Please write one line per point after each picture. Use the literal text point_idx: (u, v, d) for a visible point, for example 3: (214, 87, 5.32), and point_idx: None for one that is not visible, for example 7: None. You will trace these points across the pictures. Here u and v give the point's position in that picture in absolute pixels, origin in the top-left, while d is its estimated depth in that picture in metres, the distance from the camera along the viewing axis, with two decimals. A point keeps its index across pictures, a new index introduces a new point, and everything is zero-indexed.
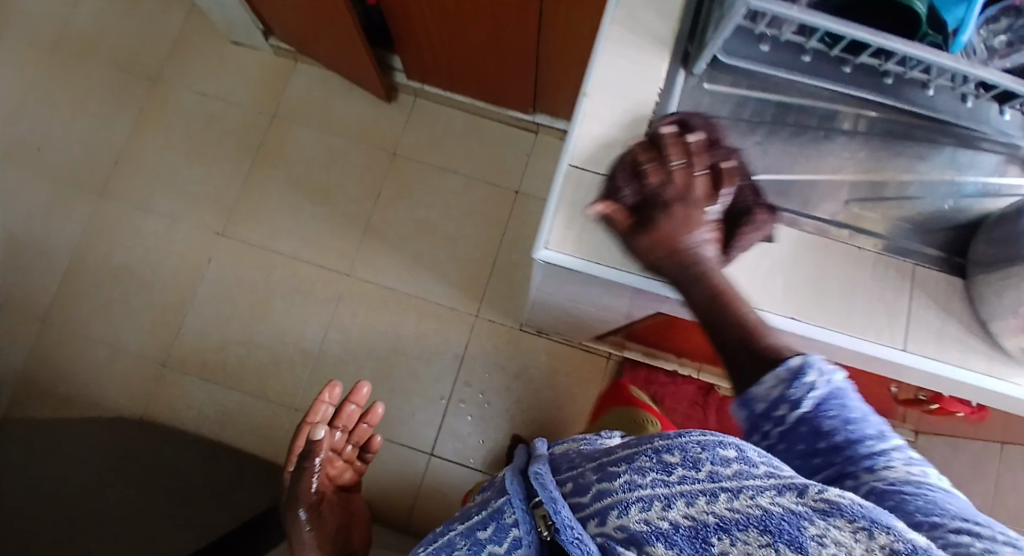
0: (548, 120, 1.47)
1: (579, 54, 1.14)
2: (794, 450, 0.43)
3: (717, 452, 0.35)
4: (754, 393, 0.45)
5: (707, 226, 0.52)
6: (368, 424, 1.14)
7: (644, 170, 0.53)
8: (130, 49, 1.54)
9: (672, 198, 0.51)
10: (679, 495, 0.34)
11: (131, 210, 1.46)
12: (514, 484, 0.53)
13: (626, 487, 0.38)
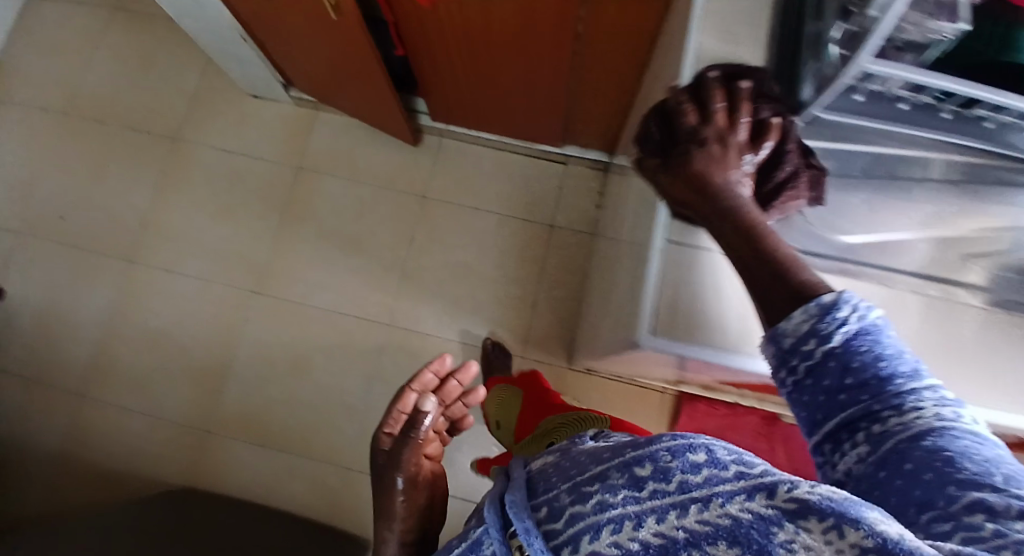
0: (579, 151, 1.46)
1: (613, 90, 1.15)
2: (819, 385, 0.42)
3: (690, 453, 0.35)
4: (783, 328, 0.44)
5: (744, 171, 0.51)
6: (468, 405, 0.88)
7: (684, 109, 0.53)
8: (147, 109, 1.52)
9: (709, 134, 0.51)
10: (648, 512, 0.33)
11: (162, 274, 1.44)
12: (489, 515, 0.46)
13: (598, 508, 0.36)
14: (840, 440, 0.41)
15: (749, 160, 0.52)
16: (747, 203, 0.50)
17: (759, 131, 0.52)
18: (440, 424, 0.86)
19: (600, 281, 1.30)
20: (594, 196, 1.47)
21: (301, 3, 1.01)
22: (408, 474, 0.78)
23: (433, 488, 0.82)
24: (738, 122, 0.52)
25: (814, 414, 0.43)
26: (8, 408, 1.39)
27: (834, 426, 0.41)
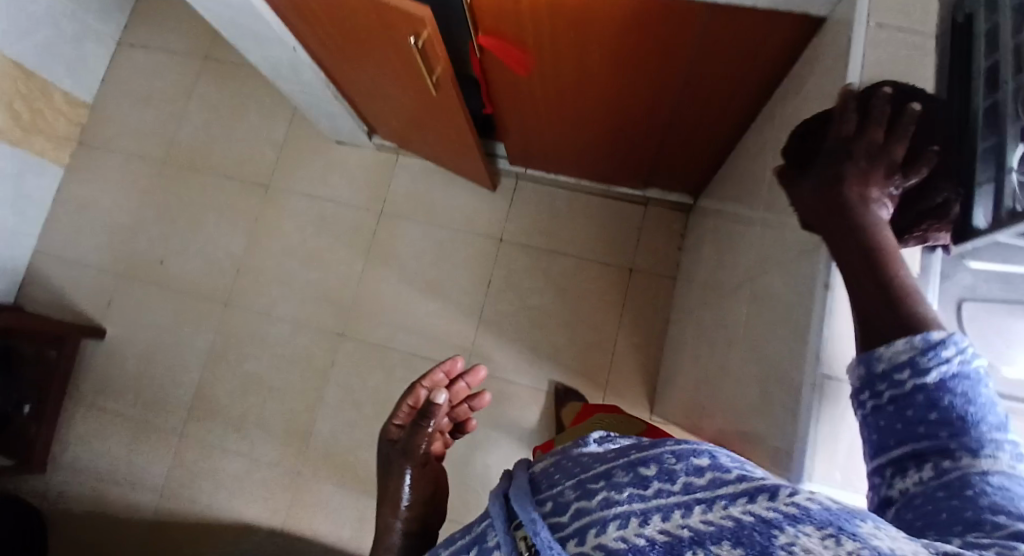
0: (662, 193, 1.42)
1: (707, 142, 1.11)
2: (900, 414, 0.39)
3: (693, 458, 0.32)
4: (879, 352, 0.41)
5: (887, 194, 0.47)
6: (472, 409, 0.94)
7: (843, 120, 0.51)
8: (240, 159, 1.62)
9: (857, 153, 0.48)
10: (654, 510, 0.30)
11: (255, 318, 1.52)
12: (494, 508, 0.44)
13: (602, 505, 0.33)
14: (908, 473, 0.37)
15: (897, 186, 0.48)
16: (880, 227, 0.46)
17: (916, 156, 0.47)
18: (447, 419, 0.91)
19: (679, 330, 1.26)
20: (676, 238, 1.44)
21: (404, 72, 1.02)
22: (418, 461, 0.79)
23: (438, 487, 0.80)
24: (892, 147, 0.47)
25: (886, 439, 0.39)
26: (122, 445, 1.50)
27: (902, 455, 0.38)
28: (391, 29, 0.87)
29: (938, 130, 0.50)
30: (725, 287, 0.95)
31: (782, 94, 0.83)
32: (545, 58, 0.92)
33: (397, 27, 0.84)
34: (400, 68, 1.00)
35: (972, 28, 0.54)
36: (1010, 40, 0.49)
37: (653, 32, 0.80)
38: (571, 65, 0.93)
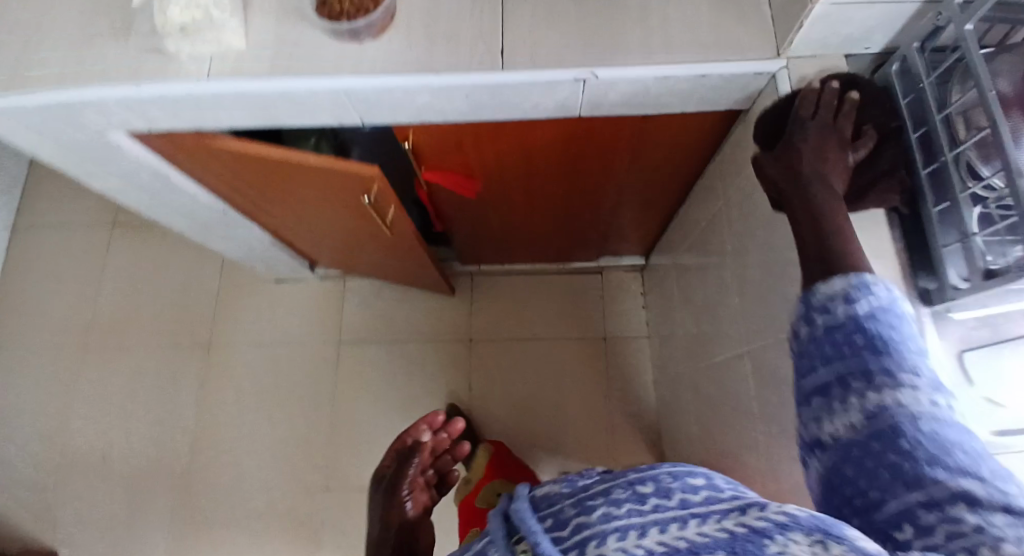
0: (614, 259, 1.46)
1: (653, 210, 1.15)
2: (830, 340, 0.45)
3: (687, 481, 0.41)
4: (819, 293, 0.48)
5: (840, 167, 0.56)
6: (455, 458, 1.10)
7: (804, 102, 0.59)
8: (172, 322, 1.51)
9: (814, 127, 0.57)
10: (651, 524, 0.38)
11: (223, 491, 1.38)
12: (494, 523, 0.48)
13: (602, 520, 0.40)
14: (831, 396, 0.44)
15: (849, 156, 0.57)
16: (836, 190, 0.55)
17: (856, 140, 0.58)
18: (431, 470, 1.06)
19: (668, 392, 1.26)
20: (638, 298, 1.45)
21: (351, 213, 0.99)
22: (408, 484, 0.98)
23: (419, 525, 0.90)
24: (843, 123, 0.57)
25: (816, 362, 0.46)
26: None
27: (827, 378, 0.44)
28: (347, 187, 0.87)
29: (872, 118, 0.59)
30: (710, 353, 0.96)
31: (717, 167, 0.88)
32: (491, 172, 0.93)
33: (351, 182, 0.85)
34: (345, 208, 0.97)
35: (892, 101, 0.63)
36: (938, 116, 0.55)
37: (595, 133, 0.83)
38: (517, 173, 0.95)
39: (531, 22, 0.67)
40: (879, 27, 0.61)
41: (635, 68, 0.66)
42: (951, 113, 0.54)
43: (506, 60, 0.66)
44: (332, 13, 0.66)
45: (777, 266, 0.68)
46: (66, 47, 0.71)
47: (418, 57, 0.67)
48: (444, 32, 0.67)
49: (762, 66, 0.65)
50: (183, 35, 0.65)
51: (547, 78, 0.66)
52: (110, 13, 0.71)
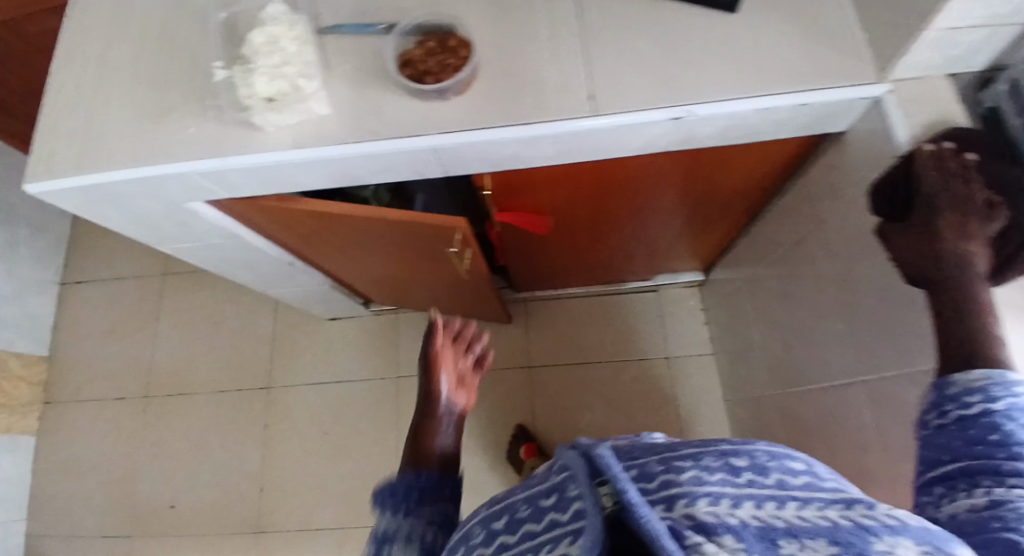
0: (671, 277, 1.43)
1: (718, 230, 1.13)
2: (962, 431, 0.48)
3: (787, 464, 0.34)
4: (954, 380, 0.50)
5: (979, 243, 0.55)
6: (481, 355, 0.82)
7: (927, 178, 0.57)
8: (229, 368, 1.50)
9: (945, 209, 0.56)
10: (747, 497, 0.32)
11: (293, 538, 1.36)
12: (574, 459, 0.39)
13: (692, 482, 0.34)
14: (954, 488, 0.46)
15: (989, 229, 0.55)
16: (972, 266, 0.55)
17: (997, 200, 0.55)
18: (468, 362, 0.81)
19: (743, 414, 1.22)
20: (699, 314, 1.42)
21: (425, 260, 0.99)
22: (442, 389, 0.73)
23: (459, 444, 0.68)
24: (975, 191, 0.56)
25: (942, 454, 0.49)
26: None
27: (952, 470, 0.47)
28: (432, 237, 0.87)
29: (993, 167, 0.57)
30: (802, 379, 0.92)
31: (800, 191, 0.85)
32: (561, 209, 0.92)
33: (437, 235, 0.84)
34: (418, 256, 0.97)
35: (1004, 122, 0.59)
36: None
37: (677, 166, 0.81)
38: (587, 208, 0.94)
39: (617, 64, 0.65)
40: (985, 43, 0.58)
41: (732, 102, 0.63)
42: None
43: (595, 105, 0.65)
44: (416, 75, 0.65)
45: (895, 298, 0.65)
46: (145, 121, 0.70)
47: (508, 111, 0.65)
48: (532, 83, 0.66)
49: (867, 93, 0.63)
50: (269, 107, 0.63)
51: (639, 121, 0.65)
52: (185, 82, 0.70)
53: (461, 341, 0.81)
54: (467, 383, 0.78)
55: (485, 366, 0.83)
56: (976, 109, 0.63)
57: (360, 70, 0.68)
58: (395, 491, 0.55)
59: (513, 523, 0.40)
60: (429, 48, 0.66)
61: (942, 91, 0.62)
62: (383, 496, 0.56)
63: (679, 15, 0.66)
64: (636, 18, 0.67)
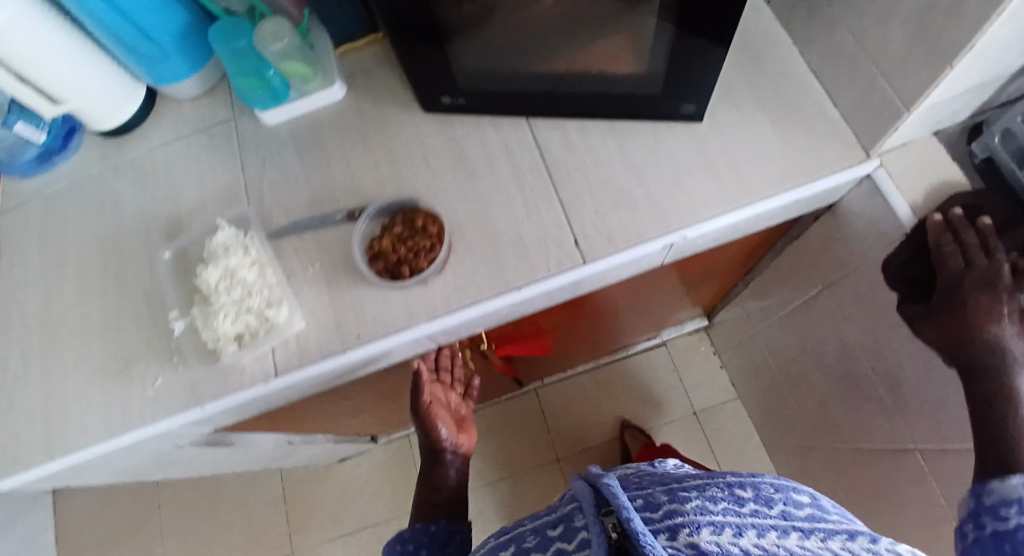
0: (677, 329, 1.37)
1: (719, 286, 1.08)
2: (1000, 547, 0.44)
3: (791, 497, 0.40)
4: (993, 487, 0.47)
5: (1015, 319, 0.51)
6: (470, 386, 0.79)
7: (945, 254, 0.54)
8: (245, 540, 1.39)
9: (970, 282, 0.53)
10: (749, 526, 0.35)
11: None
12: (581, 489, 0.41)
13: (695, 511, 0.36)
14: None
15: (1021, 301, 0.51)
16: (1018, 347, 0.50)
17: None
18: (456, 396, 0.78)
19: (790, 461, 1.16)
20: (713, 359, 1.38)
21: None
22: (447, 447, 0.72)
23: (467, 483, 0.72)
24: (998, 260, 0.53)
25: None
26: None
27: None
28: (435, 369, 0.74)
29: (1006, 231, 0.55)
30: (854, 437, 0.87)
31: (798, 253, 0.82)
32: (559, 326, 0.87)
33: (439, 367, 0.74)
34: None
35: (1006, 171, 0.56)
36: None
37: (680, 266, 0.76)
38: (585, 318, 0.89)
39: (596, 201, 0.63)
40: (971, 97, 0.55)
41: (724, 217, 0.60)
42: None
43: (586, 252, 0.61)
44: (390, 266, 0.61)
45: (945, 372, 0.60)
46: (107, 380, 0.63)
47: (492, 278, 0.61)
48: (510, 242, 0.62)
49: (856, 174, 0.60)
50: (239, 345, 0.57)
51: (635, 255, 0.61)
52: (145, 326, 0.64)
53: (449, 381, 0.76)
54: (462, 420, 0.78)
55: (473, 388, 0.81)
56: (970, 159, 0.59)
57: (327, 269, 0.63)
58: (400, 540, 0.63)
59: (520, 552, 0.42)
60: (397, 234, 0.61)
61: (931, 154, 0.60)
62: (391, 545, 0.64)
63: (644, 136, 0.65)
64: (601, 147, 0.65)
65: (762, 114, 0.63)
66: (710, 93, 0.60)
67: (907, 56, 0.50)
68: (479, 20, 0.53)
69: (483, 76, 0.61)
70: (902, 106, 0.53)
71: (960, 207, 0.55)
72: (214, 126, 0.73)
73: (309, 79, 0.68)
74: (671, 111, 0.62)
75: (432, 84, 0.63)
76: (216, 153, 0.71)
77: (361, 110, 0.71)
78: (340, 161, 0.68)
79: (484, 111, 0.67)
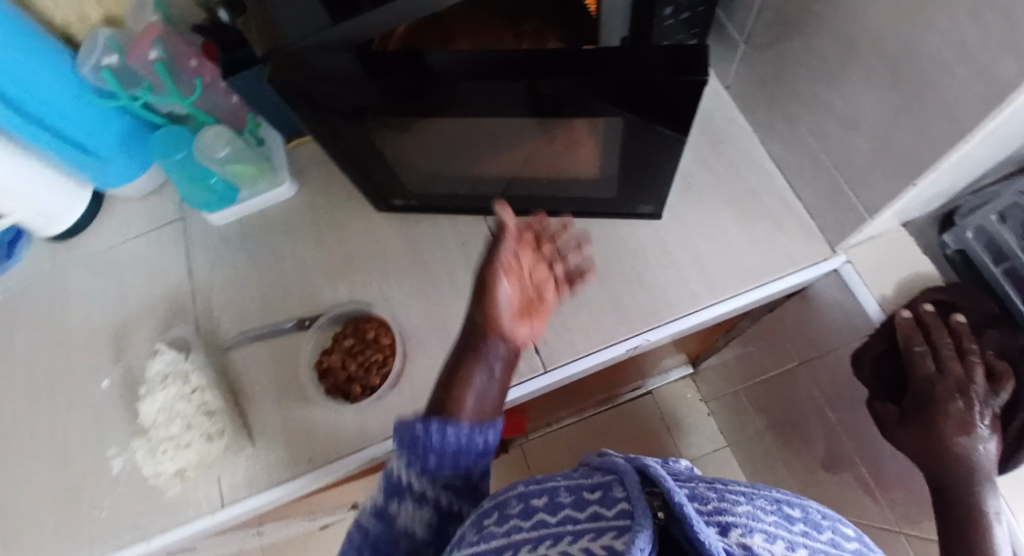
0: (661, 378, 1.26)
1: (706, 342, 0.99)
2: None
3: (839, 527, 0.33)
4: None
5: (986, 430, 0.48)
6: None
7: (914, 354, 0.51)
8: None
9: (942, 386, 0.50)
10: (801, 544, 0.29)
11: None
12: (623, 462, 0.32)
13: (745, 514, 0.30)
14: None
15: (993, 409, 0.48)
16: (987, 460, 0.47)
17: (1002, 367, 0.49)
18: None
19: None
20: None
21: None
22: None
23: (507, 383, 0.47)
24: (971, 362, 0.50)
25: None
26: None
27: None
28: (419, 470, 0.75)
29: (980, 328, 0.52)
30: (844, 508, 0.83)
31: (775, 325, 0.79)
32: (532, 407, 0.83)
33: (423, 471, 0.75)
34: None
35: (978, 269, 0.54)
36: None
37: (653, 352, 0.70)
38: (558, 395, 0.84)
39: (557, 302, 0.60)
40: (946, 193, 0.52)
41: (687, 320, 0.58)
42: None
43: (548, 360, 0.58)
44: (339, 384, 0.58)
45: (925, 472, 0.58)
46: (44, 511, 0.59)
47: None
48: None
49: (821, 269, 0.58)
50: (183, 482, 0.56)
51: (595, 362, 0.58)
52: (86, 451, 0.60)
53: (542, 255, 0.52)
54: (537, 301, 0.51)
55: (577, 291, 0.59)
56: (942, 250, 0.56)
57: (278, 385, 0.60)
58: (413, 448, 0.38)
59: (541, 513, 0.31)
60: (347, 348, 0.58)
61: (899, 247, 0.57)
62: (397, 444, 0.39)
63: (606, 231, 0.63)
64: None
65: (724, 205, 0.62)
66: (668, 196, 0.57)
67: (868, 164, 0.48)
68: (425, 132, 0.49)
69: (434, 179, 0.59)
70: (865, 210, 0.51)
71: (931, 305, 0.53)
72: (162, 226, 0.70)
73: (261, 178, 0.67)
74: (629, 210, 0.60)
75: (382, 189, 0.60)
76: (164, 256, 0.68)
77: (315, 209, 0.68)
78: (292, 263, 0.66)
79: (436, 210, 0.64)
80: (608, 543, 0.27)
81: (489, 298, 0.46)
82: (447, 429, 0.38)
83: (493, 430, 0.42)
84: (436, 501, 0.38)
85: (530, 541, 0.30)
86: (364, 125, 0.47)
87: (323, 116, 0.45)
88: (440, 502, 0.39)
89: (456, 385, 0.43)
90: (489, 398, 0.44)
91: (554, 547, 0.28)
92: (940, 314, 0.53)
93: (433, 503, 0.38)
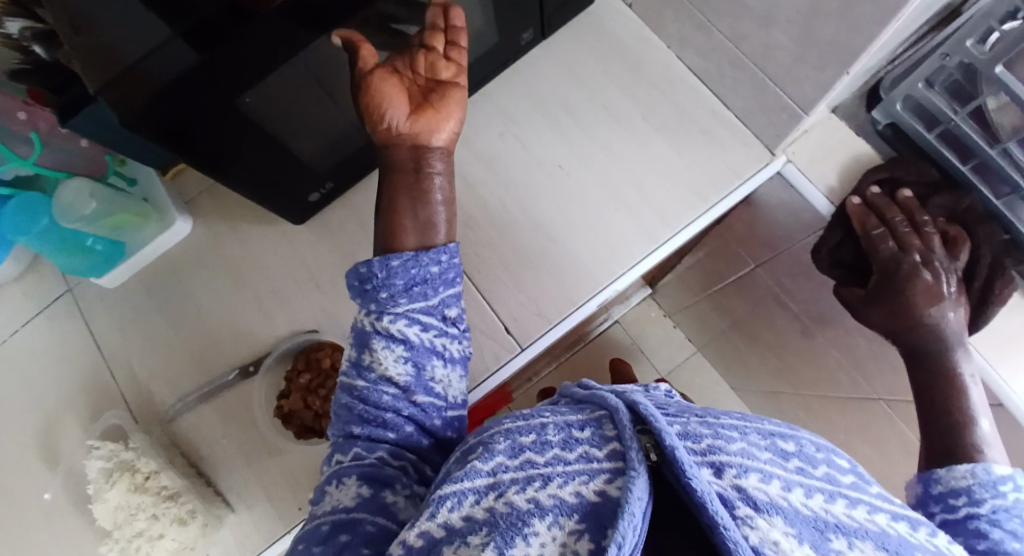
0: (623, 305, 1.11)
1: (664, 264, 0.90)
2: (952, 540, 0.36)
3: (834, 460, 0.26)
4: (940, 474, 0.41)
5: (953, 295, 0.49)
6: None
7: (874, 238, 0.51)
8: None
9: (907, 262, 0.50)
10: (793, 483, 0.23)
11: None
12: (610, 396, 0.28)
13: (740, 452, 0.24)
14: None
15: (955, 274, 0.50)
16: (957, 324, 0.49)
17: (956, 232, 0.50)
18: None
19: None
20: None
21: None
22: None
23: (455, 202, 0.45)
24: (926, 234, 0.51)
25: None
26: None
27: None
28: None
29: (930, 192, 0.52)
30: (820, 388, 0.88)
31: (726, 235, 0.79)
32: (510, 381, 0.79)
33: None
34: None
35: (913, 136, 0.53)
36: (990, 151, 0.47)
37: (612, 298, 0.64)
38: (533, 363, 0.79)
39: (512, 276, 0.57)
40: (871, 68, 0.50)
41: (646, 260, 0.56)
42: (1011, 149, 0.45)
43: (520, 338, 0.55)
44: (309, 423, 0.53)
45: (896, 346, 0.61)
46: None
47: None
48: None
49: (762, 172, 0.57)
50: None
51: (569, 324, 0.56)
52: None
53: (416, 47, 0.45)
54: (436, 88, 0.46)
55: (456, 36, 0.45)
56: (873, 127, 0.56)
57: (242, 443, 0.55)
58: (366, 291, 0.37)
59: (528, 447, 0.27)
60: (305, 385, 0.53)
61: (835, 135, 0.56)
62: (355, 299, 0.38)
63: (542, 189, 0.59)
64: (502, 213, 0.59)
65: (657, 132, 0.59)
66: (542, 13, 0.57)
67: (794, 61, 0.46)
68: (298, 97, 0.44)
69: (329, 141, 0.52)
70: (798, 107, 0.50)
71: (874, 186, 0.53)
72: (52, 305, 0.61)
73: (148, 225, 0.59)
74: (513, 46, 0.59)
75: (293, 193, 0.54)
76: (65, 338, 0.60)
77: (224, 241, 0.61)
78: (216, 307, 0.59)
79: (350, 179, 0.59)
80: (600, 488, 0.24)
81: (378, 113, 0.43)
82: (391, 263, 0.37)
83: (447, 256, 0.40)
84: (411, 344, 0.36)
85: (518, 483, 0.25)
86: (244, 128, 0.41)
87: (192, 136, 0.39)
88: (417, 346, 0.36)
89: (391, 215, 0.43)
90: (440, 225, 0.43)
91: (544, 489, 0.24)
92: (888, 194, 0.53)
93: (409, 348, 0.36)
